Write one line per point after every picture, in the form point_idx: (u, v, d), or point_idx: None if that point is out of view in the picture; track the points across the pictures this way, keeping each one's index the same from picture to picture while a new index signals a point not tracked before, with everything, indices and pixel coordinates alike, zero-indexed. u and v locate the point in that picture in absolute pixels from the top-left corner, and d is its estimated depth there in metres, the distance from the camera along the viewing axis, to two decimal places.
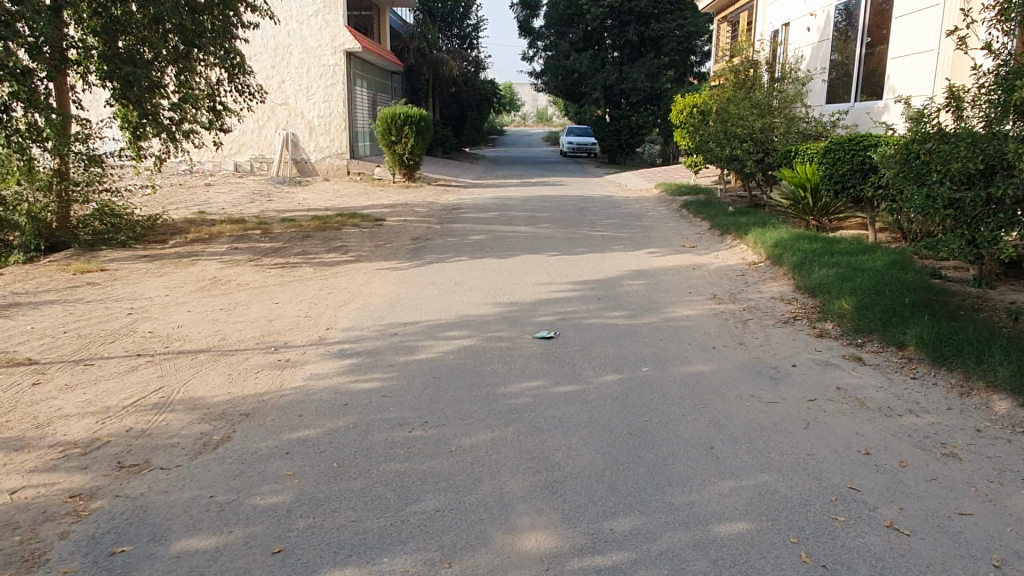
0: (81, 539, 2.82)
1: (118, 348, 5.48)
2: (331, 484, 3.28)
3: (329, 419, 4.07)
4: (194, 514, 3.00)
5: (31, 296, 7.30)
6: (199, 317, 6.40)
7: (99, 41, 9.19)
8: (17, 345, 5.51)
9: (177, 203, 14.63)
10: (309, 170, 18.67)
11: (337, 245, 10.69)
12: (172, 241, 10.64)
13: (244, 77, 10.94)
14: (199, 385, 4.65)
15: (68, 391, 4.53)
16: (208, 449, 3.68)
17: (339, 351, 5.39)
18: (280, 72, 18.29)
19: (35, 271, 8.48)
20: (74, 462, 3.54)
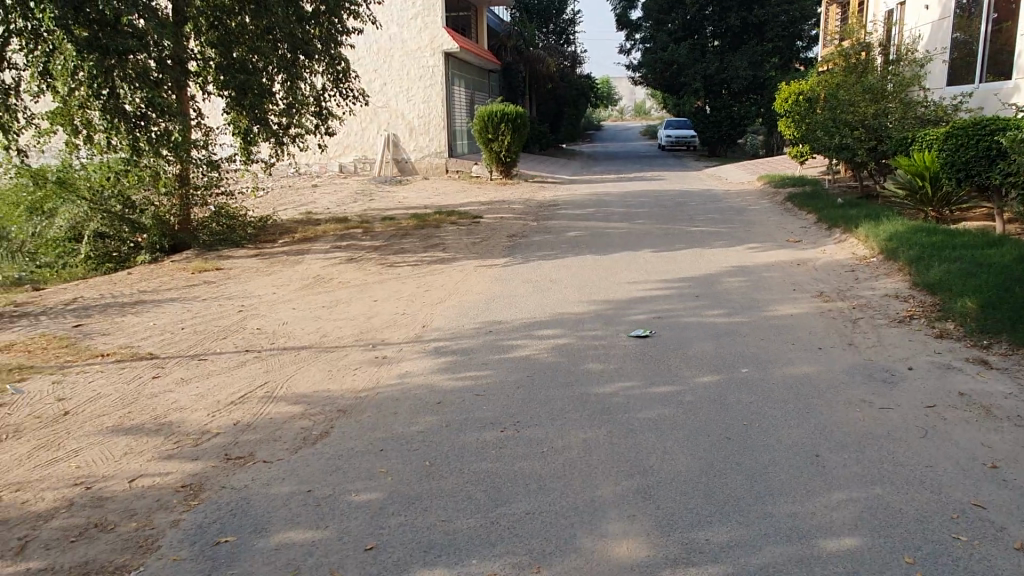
0: (190, 528, 2.97)
1: (228, 344, 5.77)
2: (422, 482, 3.31)
3: (422, 417, 4.12)
4: (292, 508, 3.10)
5: (154, 294, 7.80)
6: (304, 315, 6.66)
7: (216, 52, 9.72)
8: (141, 340, 5.92)
9: (287, 203, 15.31)
10: (409, 170, 19.12)
11: (435, 243, 10.86)
12: (282, 240, 11.15)
13: (349, 81, 11.29)
14: (301, 380, 4.83)
15: (184, 384, 4.81)
16: (309, 443, 3.81)
17: (435, 349, 5.46)
18: (382, 75, 18.80)
19: (159, 271, 9.08)
20: (187, 452, 3.74)
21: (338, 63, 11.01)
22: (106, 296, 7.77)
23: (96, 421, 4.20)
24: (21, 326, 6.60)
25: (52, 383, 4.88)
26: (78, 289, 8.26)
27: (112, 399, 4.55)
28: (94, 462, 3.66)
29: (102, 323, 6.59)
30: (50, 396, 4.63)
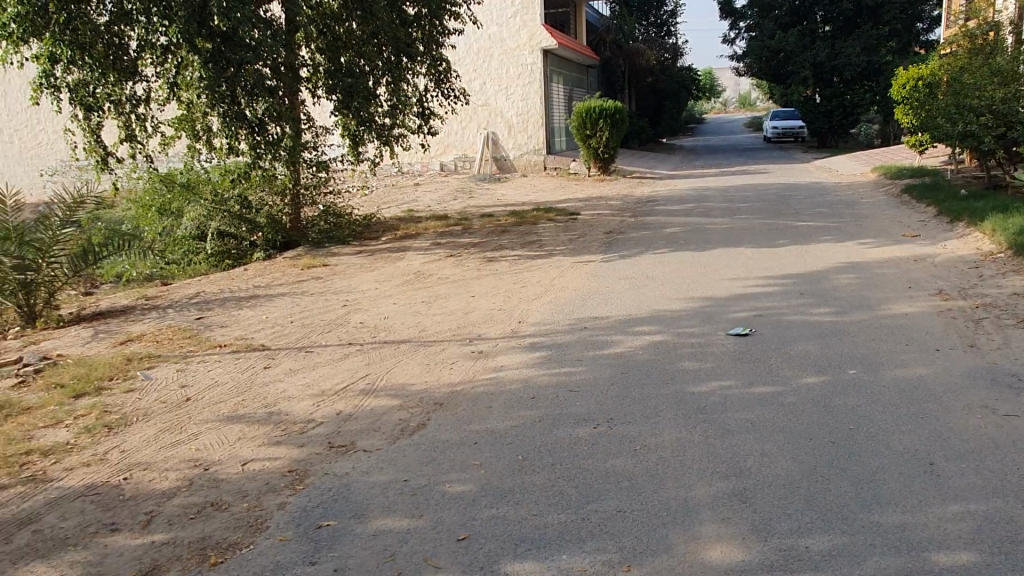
0: (295, 510, 3.13)
1: (333, 337, 6.02)
2: (514, 476, 3.35)
3: (517, 412, 4.17)
4: (389, 496, 3.21)
5: (267, 289, 8.24)
6: (404, 310, 6.86)
7: (325, 57, 10.19)
8: (254, 333, 6.27)
9: (390, 202, 15.79)
10: (508, 167, 19.30)
11: (532, 239, 10.92)
12: (384, 238, 11.52)
13: (451, 81, 11.51)
14: (400, 373, 4.99)
15: (292, 375, 5.07)
16: (406, 434, 3.93)
17: (530, 345, 5.50)
18: (481, 74, 19.03)
19: (272, 267, 9.57)
20: (294, 439, 3.94)
21: (440, 64, 11.29)
22: (224, 290, 8.29)
23: (214, 407, 4.49)
24: (151, 318, 7.14)
25: (176, 371, 5.26)
26: (200, 284, 8.85)
27: (228, 387, 4.86)
28: (211, 445, 3.91)
29: (220, 316, 7.03)
30: (175, 383, 4.99)
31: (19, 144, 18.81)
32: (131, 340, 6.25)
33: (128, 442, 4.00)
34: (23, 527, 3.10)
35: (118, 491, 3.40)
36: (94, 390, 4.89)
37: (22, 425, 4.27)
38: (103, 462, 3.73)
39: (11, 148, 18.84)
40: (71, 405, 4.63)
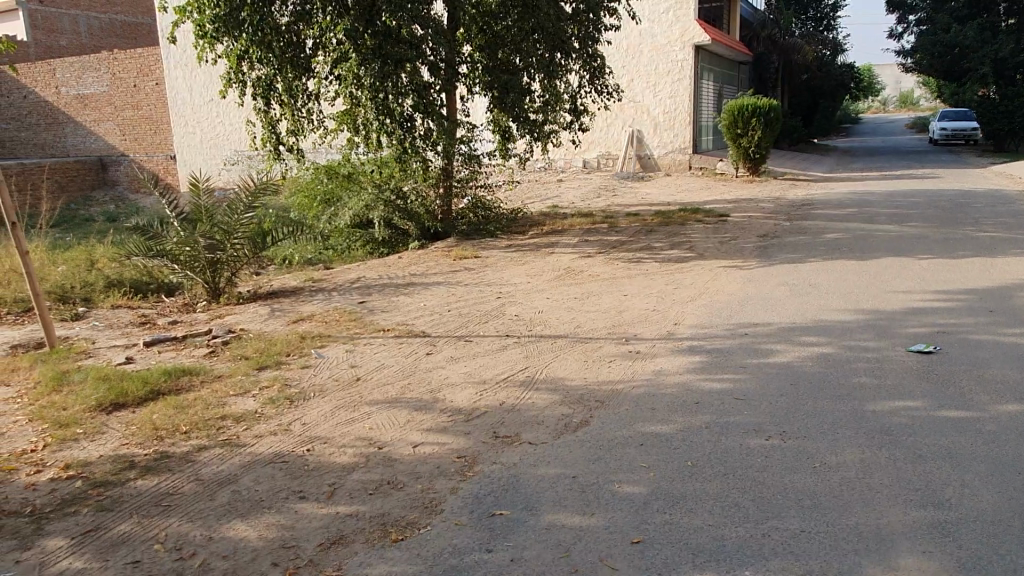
0: (468, 496, 3.20)
1: (490, 327, 6.14)
2: (686, 481, 3.26)
3: (681, 416, 4.06)
4: (560, 491, 3.21)
5: (422, 278, 8.53)
6: (557, 305, 6.88)
7: (484, 54, 10.32)
8: (414, 319, 6.51)
9: (534, 198, 15.93)
10: (652, 166, 18.92)
11: (681, 240, 10.64)
12: (531, 232, 11.61)
13: (604, 78, 11.45)
14: (558, 368, 5.00)
15: (454, 362, 5.22)
16: (570, 430, 3.92)
17: (688, 348, 5.34)
18: (630, 71, 18.69)
19: (425, 256, 9.91)
20: (460, 426, 4.03)
21: (595, 61, 11.21)
22: (383, 277, 8.66)
23: (383, 389, 4.70)
24: (319, 299, 7.60)
25: (346, 351, 5.56)
26: (360, 270, 9.30)
27: (395, 370, 5.07)
28: (383, 426, 4.08)
29: (381, 301, 7.36)
30: (345, 362, 5.27)
31: (201, 133, 20.61)
32: (303, 319, 6.68)
33: (308, 415, 4.26)
34: (224, 486, 3.36)
35: (303, 461, 3.62)
36: (274, 363, 5.26)
37: (217, 391, 4.67)
38: (287, 433, 3.99)
39: (194, 137, 20.68)
40: (256, 376, 5.00)
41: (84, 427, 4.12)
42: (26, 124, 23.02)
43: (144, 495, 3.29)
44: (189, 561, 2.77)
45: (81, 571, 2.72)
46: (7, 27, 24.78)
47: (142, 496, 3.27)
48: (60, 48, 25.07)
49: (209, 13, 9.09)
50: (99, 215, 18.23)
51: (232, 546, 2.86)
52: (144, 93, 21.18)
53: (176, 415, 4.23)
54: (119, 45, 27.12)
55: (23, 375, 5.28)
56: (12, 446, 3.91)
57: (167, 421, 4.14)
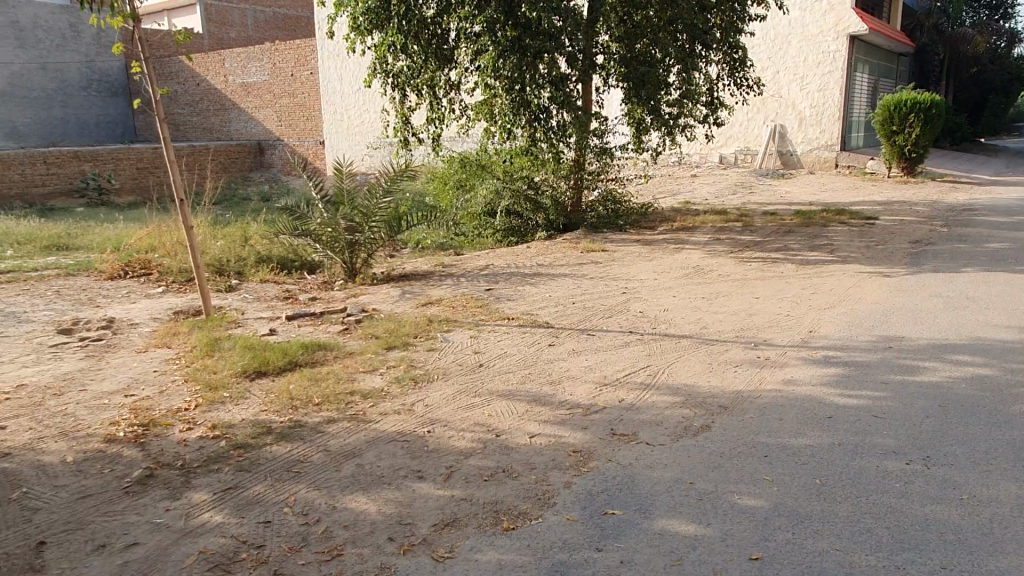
0: (581, 492, 3.18)
1: (614, 322, 6.09)
2: (813, 501, 3.09)
3: (812, 430, 3.84)
4: (676, 497, 3.13)
5: (549, 269, 8.56)
6: (683, 304, 6.70)
7: (621, 45, 10.13)
8: (539, 309, 6.57)
9: (665, 192, 15.64)
10: (794, 163, 17.98)
11: (822, 242, 10.07)
12: (661, 227, 11.35)
13: (744, 70, 10.99)
14: (682, 369, 4.87)
15: (575, 355, 5.21)
16: (690, 434, 3.81)
17: (823, 359, 5.04)
18: (776, 63, 17.88)
19: (553, 247, 9.95)
20: (578, 420, 4.02)
21: (735, 52, 10.79)
22: (510, 266, 8.77)
23: (504, 377, 4.76)
24: (448, 284, 7.80)
25: (470, 336, 5.68)
26: (489, 257, 9.46)
27: (517, 359, 5.14)
28: (501, 414, 4.14)
29: (507, 289, 7.47)
30: (470, 348, 5.39)
31: (348, 121, 21.69)
32: (431, 303, 6.88)
33: (431, 397, 4.39)
34: (349, 458, 3.53)
35: (424, 442, 3.74)
36: (402, 344, 5.45)
37: (348, 367, 4.91)
38: (410, 413, 4.14)
39: (343, 124, 21.85)
40: (385, 355, 5.22)
41: (230, 391, 4.46)
42: (197, 108, 25.16)
43: (277, 460, 3.51)
44: (314, 527, 2.93)
45: (220, 525, 2.94)
46: (187, 20, 27.11)
47: (275, 461, 3.50)
48: (230, 39, 27.16)
49: (362, 7, 9.55)
50: (255, 195, 19.65)
51: (353, 517, 3.00)
52: (299, 82, 22.51)
53: (311, 387, 4.49)
54: (281, 37, 29.03)
55: (182, 339, 5.79)
56: (169, 403, 4.29)
57: (303, 391, 4.41)
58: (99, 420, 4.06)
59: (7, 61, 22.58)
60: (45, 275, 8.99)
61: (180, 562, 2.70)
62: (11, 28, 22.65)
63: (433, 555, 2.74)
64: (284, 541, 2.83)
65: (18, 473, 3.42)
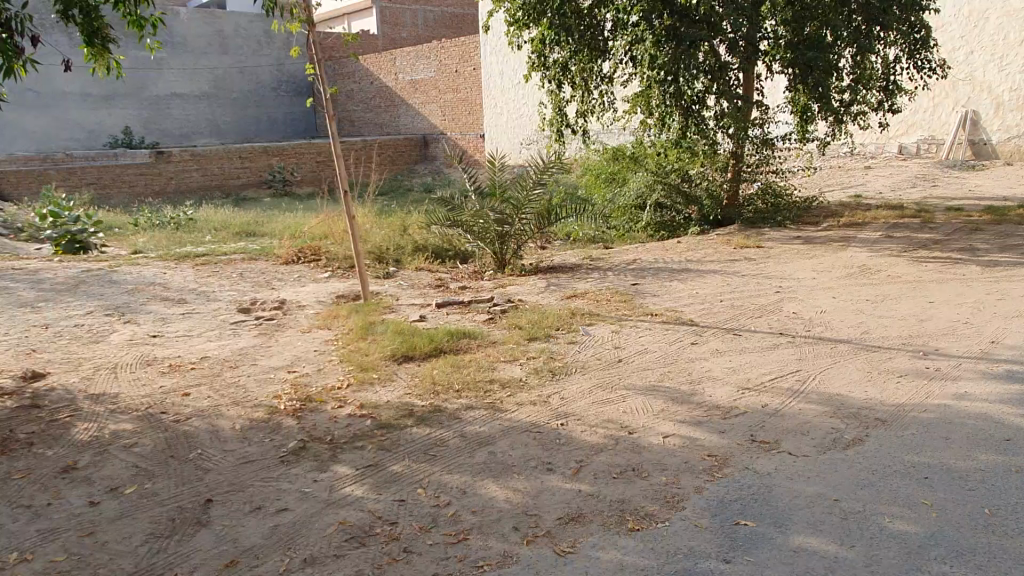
0: (713, 499, 3.07)
1: (764, 323, 5.80)
2: (979, 533, 2.78)
3: (985, 453, 3.44)
4: (816, 514, 2.93)
5: (699, 264, 8.29)
6: (844, 306, 6.25)
7: (789, 29, 9.32)
8: (684, 306, 6.39)
9: (834, 185, 14.66)
10: (986, 153, 15.59)
11: (1015, 242, 8.99)
12: (825, 223, 10.62)
13: (929, 51, 10.01)
14: (836, 376, 4.54)
15: (719, 356, 5.01)
16: (839, 447, 3.55)
17: (1004, 373, 4.50)
18: (969, 42, 15.43)
19: (704, 243, 9.62)
20: (716, 423, 3.88)
21: (919, 31, 9.85)
22: (659, 261, 8.60)
23: (641, 374, 4.68)
24: (594, 278, 7.78)
25: (611, 331, 5.63)
26: (638, 251, 9.31)
27: (657, 356, 5.03)
28: (636, 411, 4.08)
29: (653, 285, 7.33)
30: (610, 343, 5.34)
31: (507, 116, 22.00)
32: (576, 296, 6.89)
33: (567, 390, 4.40)
34: (483, 445, 3.63)
35: (556, 434, 3.76)
36: (543, 336, 5.51)
37: (490, 356, 5.04)
38: (545, 405, 4.17)
39: (501, 120, 22.15)
40: (526, 346, 5.29)
41: (379, 373, 4.72)
42: (370, 105, 26.74)
43: (417, 441, 3.68)
44: (444, 509, 3.04)
45: (360, 499, 3.13)
46: (362, 23, 28.87)
47: (414, 443, 3.66)
48: (401, 39, 28.56)
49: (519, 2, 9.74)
50: (418, 186, 20.59)
51: (482, 503, 3.09)
52: (463, 77, 23.25)
53: (452, 373, 4.66)
54: (447, 34, 29.93)
55: (341, 322, 6.20)
56: (325, 381, 4.62)
57: (445, 377, 4.58)
58: (264, 393, 4.45)
59: (212, 66, 25.23)
60: (233, 258, 9.96)
61: (321, 530, 2.90)
62: (216, 36, 25.23)
63: (556, 548, 2.76)
64: (415, 521, 2.96)
65: (195, 436, 3.83)
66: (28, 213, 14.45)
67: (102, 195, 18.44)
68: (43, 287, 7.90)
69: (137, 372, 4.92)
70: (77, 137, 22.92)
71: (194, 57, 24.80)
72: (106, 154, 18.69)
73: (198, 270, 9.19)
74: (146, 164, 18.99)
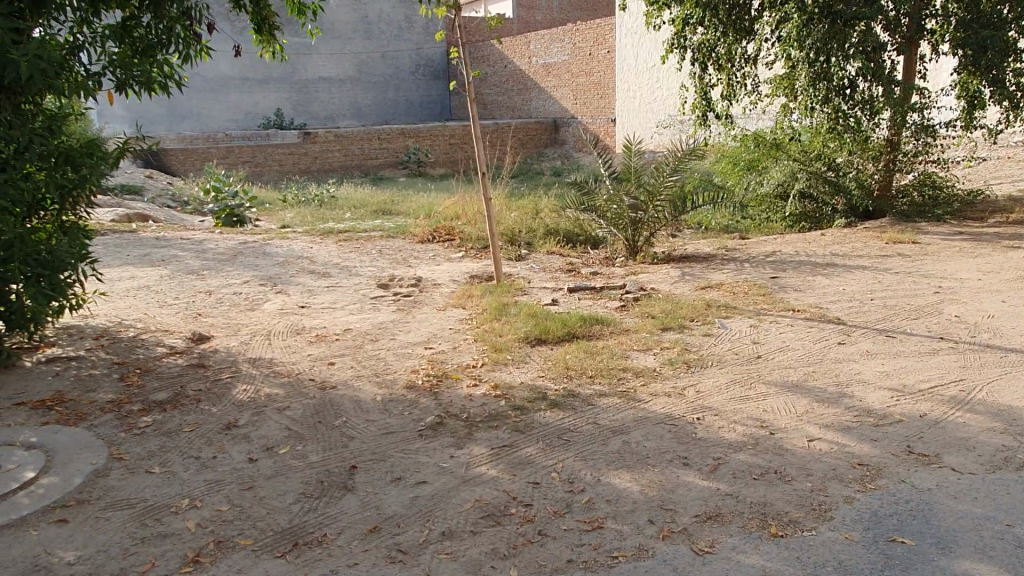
0: (864, 511, 2.89)
1: (921, 325, 5.36)
2: None
3: None
4: (984, 538, 2.69)
5: (846, 259, 7.79)
6: (1015, 311, 5.68)
7: (960, 6, 8.52)
8: (830, 303, 6.02)
9: (1003, 178, 13.30)
10: None
11: None
12: (993, 219, 9.66)
13: None
14: (1006, 389, 4.12)
15: (869, 358, 4.69)
16: (1010, 467, 3.23)
17: None
18: None
19: (853, 236, 9.02)
20: (866, 430, 3.63)
21: None
22: (802, 254, 8.16)
23: (784, 372, 4.47)
24: (730, 269, 7.50)
25: (750, 325, 5.41)
26: (777, 243, 8.87)
27: (800, 354, 4.78)
28: (778, 411, 3.89)
29: (795, 279, 6.97)
30: (749, 338, 5.13)
31: (639, 100, 20.84)
32: (711, 287, 6.67)
33: (703, 384, 4.27)
34: (616, 434, 3.59)
35: (692, 429, 3.66)
36: (678, 326, 5.37)
37: (622, 343, 4.98)
38: (680, 397, 4.07)
39: (634, 102, 21.01)
40: (659, 336, 5.19)
41: (513, 354, 4.78)
42: (504, 89, 27.01)
43: (550, 425, 3.70)
44: (578, 496, 3.04)
45: (495, 478, 3.19)
46: (500, 7, 29.18)
47: (548, 427, 3.68)
48: (536, 23, 28.62)
49: None
50: (548, 170, 20.66)
51: (616, 493, 3.06)
52: (597, 61, 22.97)
53: (585, 359, 4.64)
54: (582, 17, 29.75)
55: (475, 301, 6.32)
56: (461, 360, 4.74)
57: (577, 362, 4.58)
58: (404, 367, 4.62)
59: (356, 51, 26.36)
60: (373, 235, 10.40)
61: (459, 506, 2.98)
62: (361, 22, 26.28)
63: (693, 547, 2.69)
64: (549, 504, 2.98)
65: (341, 404, 4.04)
66: (192, 187, 15.75)
67: (256, 173, 19.81)
68: (206, 256, 8.60)
69: (288, 340, 5.25)
70: (235, 118, 24.62)
71: (341, 43, 26.01)
72: (260, 134, 20.02)
73: (341, 245, 9.67)
74: (295, 144, 20.19)
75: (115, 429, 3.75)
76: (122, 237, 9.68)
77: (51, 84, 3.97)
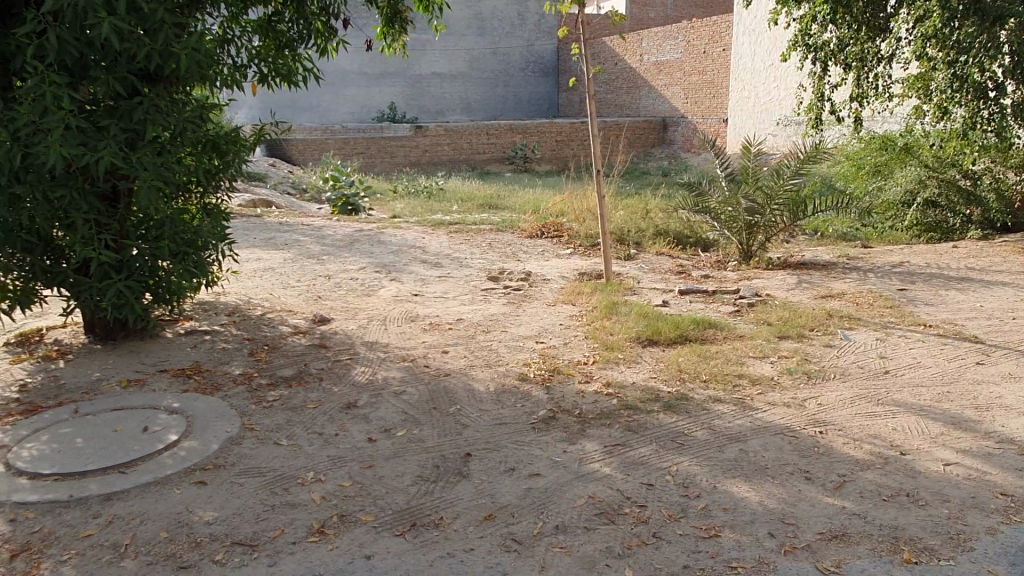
0: (1008, 545, 2.68)
1: None
2: None
3: None
4: None
5: (983, 274, 7.24)
6: None
7: None
8: (966, 320, 5.61)
9: None
10: None
11: None
12: None
13: None
14: None
15: (1011, 381, 4.34)
16: None
17: None
18: None
19: (990, 249, 8.38)
20: (1010, 458, 3.37)
21: None
22: (932, 266, 7.65)
23: (915, 390, 4.20)
24: (853, 278, 7.13)
25: (876, 338, 5.13)
26: (904, 254, 8.37)
27: (933, 372, 4.48)
28: (909, 431, 3.67)
29: (924, 292, 6.55)
30: (874, 351, 4.87)
31: (754, 101, 20.13)
32: (833, 296, 6.37)
33: (826, 397, 4.08)
34: (734, 442, 3.49)
35: (815, 442, 3.51)
36: (797, 335, 5.16)
37: (738, 349, 4.83)
38: (801, 408, 3.91)
39: (749, 103, 20.32)
40: (777, 344, 5.00)
41: (624, 353, 4.74)
42: (614, 86, 26.77)
43: (663, 428, 3.64)
44: (693, 501, 2.98)
45: (609, 476, 3.17)
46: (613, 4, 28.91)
47: (662, 429, 3.62)
48: (649, 20, 28.10)
49: None
50: (656, 169, 20.33)
51: (734, 501, 2.98)
52: (711, 59, 22.33)
53: (699, 363, 4.53)
54: (698, 14, 29.09)
55: (585, 298, 6.30)
56: (573, 356, 4.73)
57: (690, 366, 4.48)
58: (515, 360, 4.67)
59: (470, 47, 26.82)
60: (481, 229, 10.54)
61: (572, 501, 2.98)
62: (475, 20, 26.70)
63: (818, 565, 2.58)
64: (665, 507, 2.94)
65: (455, 392, 4.13)
66: (311, 176, 16.50)
67: (369, 164, 20.52)
68: (325, 242, 8.99)
69: (403, 327, 5.41)
70: (351, 111, 25.58)
71: (455, 39, 26.54)
72: (375, 127, 20.72)
73: (451, 237, 9.85)
74: (407, 137, 20.76)
75: (246, 401, 3.99)
76: (249, 221, 10.26)
77: (203, 72, 4.22)
